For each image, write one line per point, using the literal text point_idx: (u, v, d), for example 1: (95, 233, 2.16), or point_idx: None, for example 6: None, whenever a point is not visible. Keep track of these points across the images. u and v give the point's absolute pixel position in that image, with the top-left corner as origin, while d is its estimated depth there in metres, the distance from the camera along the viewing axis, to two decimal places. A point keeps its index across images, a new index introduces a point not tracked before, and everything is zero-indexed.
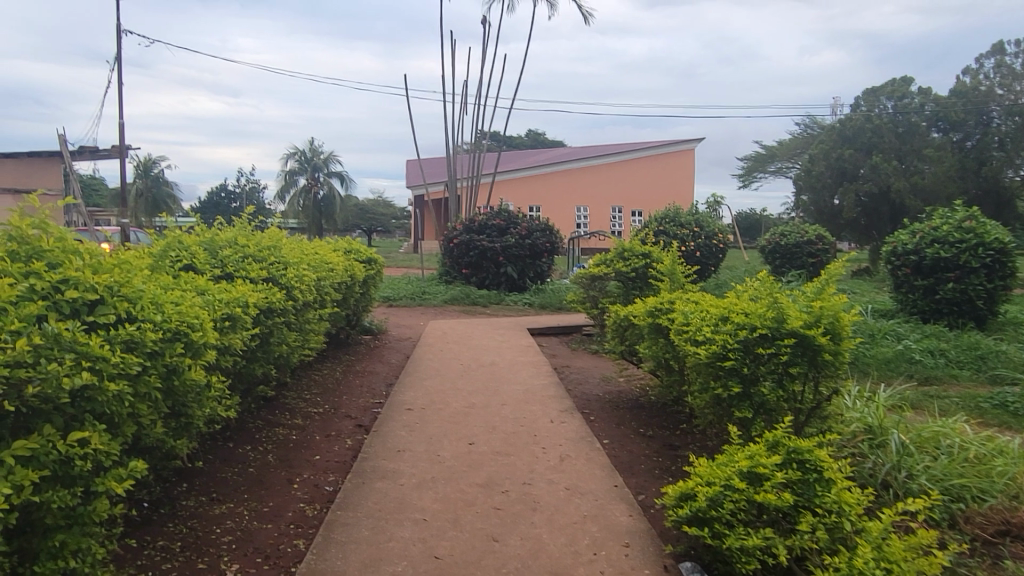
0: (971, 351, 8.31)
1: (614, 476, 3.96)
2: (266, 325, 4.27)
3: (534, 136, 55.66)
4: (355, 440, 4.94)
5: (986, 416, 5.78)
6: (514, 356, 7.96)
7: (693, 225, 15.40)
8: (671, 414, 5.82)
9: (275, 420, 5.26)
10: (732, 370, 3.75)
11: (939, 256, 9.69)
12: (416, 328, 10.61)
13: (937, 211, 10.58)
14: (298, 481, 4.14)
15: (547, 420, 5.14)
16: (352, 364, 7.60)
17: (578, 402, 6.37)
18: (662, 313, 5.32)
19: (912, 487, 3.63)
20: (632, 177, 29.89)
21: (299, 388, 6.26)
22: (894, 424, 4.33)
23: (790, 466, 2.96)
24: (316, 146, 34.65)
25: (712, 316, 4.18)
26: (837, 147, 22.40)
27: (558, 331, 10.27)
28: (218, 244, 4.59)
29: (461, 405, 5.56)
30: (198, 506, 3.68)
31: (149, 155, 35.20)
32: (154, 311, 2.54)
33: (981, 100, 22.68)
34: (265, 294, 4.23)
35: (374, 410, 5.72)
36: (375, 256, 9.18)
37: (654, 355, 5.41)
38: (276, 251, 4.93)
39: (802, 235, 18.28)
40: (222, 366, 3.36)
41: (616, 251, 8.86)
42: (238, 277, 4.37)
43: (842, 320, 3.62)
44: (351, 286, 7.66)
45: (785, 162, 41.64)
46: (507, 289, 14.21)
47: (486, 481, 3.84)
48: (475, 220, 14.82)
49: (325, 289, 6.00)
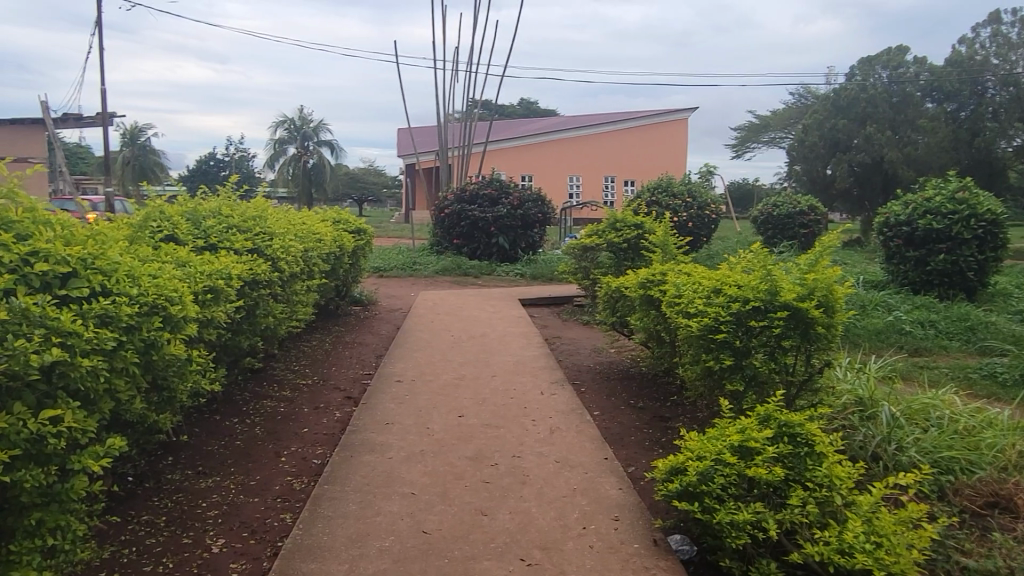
0: (961, 322, 8.32)
1: (604, 449, 3.93)
2: (251, 297, 4.19)
3: (526, 104, 55.08)
4: (343, 412, 4.90)
5: (975, 387, 5.79)
6: (505, 327, 7.91)
7: (685, 196, 15.31)
8: (662, 386, 5.81)
9: (263, 393, 5.20)
10: (723, 343, 3.71)
11: (931, 227, 9.66)
12: (407, 299, 10.53)
13: (931, 182, 10.53)
14: (286, 454, 4.09)
15: (538, 392, 5.11)
16: (341, 335, 7.54)
17: (569, 373, 6.35)
18: (654, 286, 5.27)
19: (902, 460, 3.62)
20: (625, 147, 29.67)
21: (287, 359, 6.20)
22: (885, 397, 4.32)
23: (781, 440, 2.93)
24: (305, 114, 34.18)
25: (705, 288, 4.13)
26: (831, 117, 22.28)
27: (549, 302, 10.23)
28: (201, 214, 4.48)
29: (451, 377, 5.52)
30: (183, 480, 3.64)
31: (135, 123, 34.69)
32: (130, 284, 2.46)
33: (975, 71, 22.59)
34: (249, 266, 4.15)
35: (364, 382, 5.68)
36: (364, 226, 9.07)
37: (645, 327, 5.37)
38: (261, 221, 4.83)
39: (794, 205, 18.22)
40: (205, 340, 3.29)
41: (608, 222, 8.79)
42: (222, 248, 4.28)
43: (835, 293, 3.58)
44: (339, 257, 7.57)
45: (779, 132, 41.42)
46: (499, 259, 14.12)
47: (475, 454, 3.81)
48: (466, 190, 14.67)
49: (312, 260, 5.92)
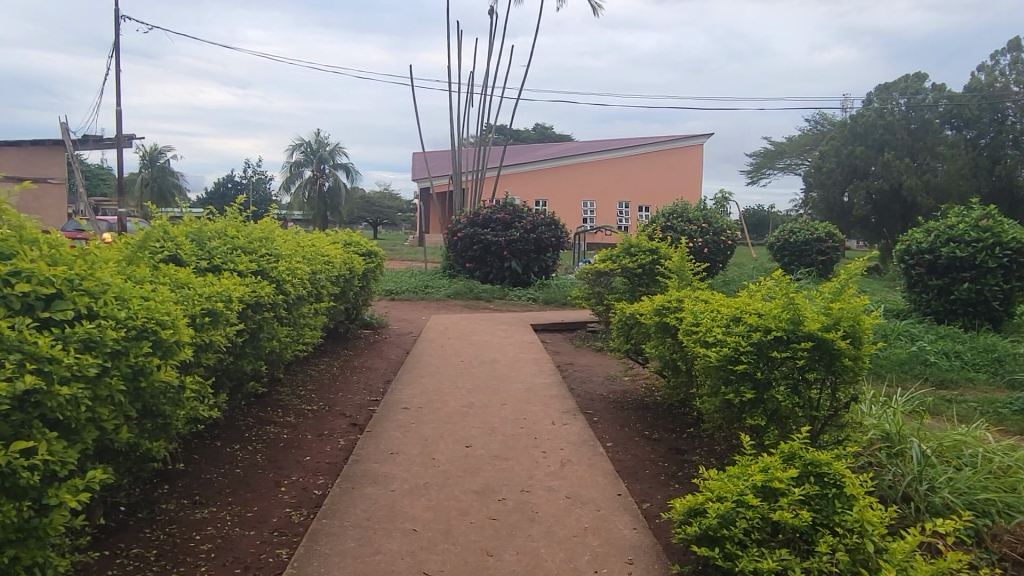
0: (987, 353, 8.08)
1: (617, 484, 3.75)
2: (253, 320, 4.08)
3: (541, 130, 55.35)
4: (347, 440, 4.75)
5: (1006, 422, 5.54)
6: (517, 353, 7.76)
7: (701, 221, 15.17)
8: (678, 416, 5.63)
9: (266, 418, 5.07)
10: (743, 374, 3.54)
11: (954, 255, 9.43)
12: (418, 323, 10.42)
13: (953, 210, 10.31)
14: (286, 484, 3.94)
15: (549, 422, 4.94)
16: (349, 359, 7.41)
17: (581, 402, 6.18)
18: (670, 313, 5.11)
19: (935, 502, 3.42)
20: (639, 172, 29.61)
21: (293, 384, 6.07)
22: (913, 432, 4.13)
23: (807, 480, 2.75)
24: (322, 137, 34.46)
25: (724, 316, 3.96)
26: (848, 144, 22.21)
27: (561, 328, 10.07)
28: (206, 235, 4.39)
29: (459, 405, 5.36)
30: (178, 510, 3.50)
31: (155, 146, 35.17)
32: (119, 306, 2.36)
33: (996, 97, 22.14)
34: (252, 287, 4.04)
35: (370, 408, 5.53)
36: (375, 248, 8.98)
37: (660, 355, 5.21)
38: (268, 243, 4.74)
39: (811, 232, 18.01)
40: (202, 365, 3.18)
41: (623, 246, 8.65)
42: (226, 269, 4.18)
43: (862, 324, 3.41)
44: (349, 280, 7.47)
45: (795, 159, 41.32)
46: (511, 284, 13.99)
47: (481, 488, 3.63)
48: (479, 213, 14.60)
49: (320, 282, 5.81)
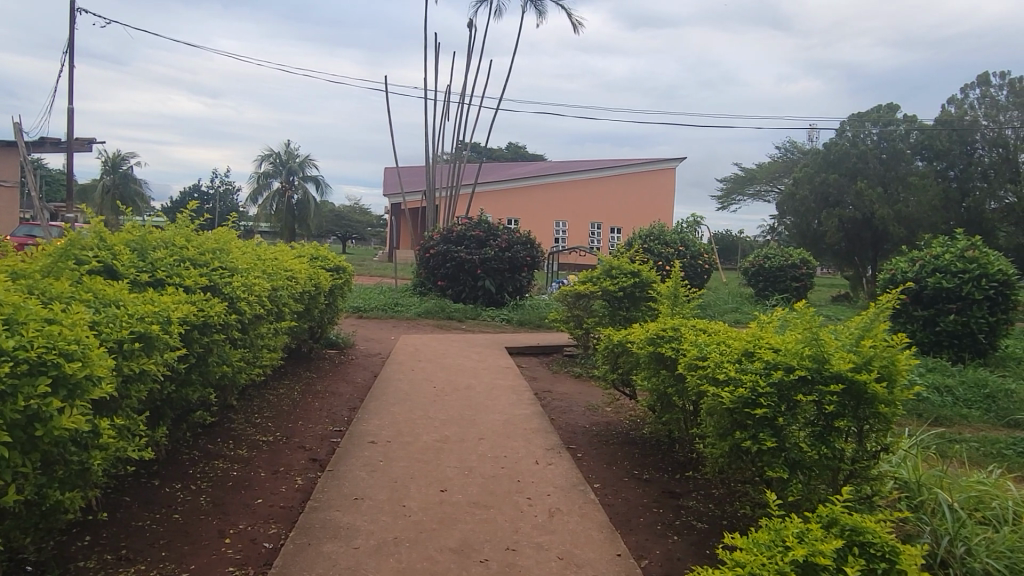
0: (979, 389, 7.81)
1: (615, 543, 3.29)
2: (200, 344, 3.56)
3: (513, 149, 55.24)
4: (306, 479, 4.23)
5: (1015, 467, 5.22)
6: (493, 379, 7.28)
7: (679, 244, 14.92)
8: (669, 454, 5.20)
9: (215, 452, 4.52)
10: (761, 419, 3.11)
11: (941, 286, 9.18)
12: (386, 343, 9.87)
13: (937, 239, 10.14)
14: (231, 534, 3.39)
15: (532, 461, 4.45)
16: (312, 382, 6.84)
17: (563, 435, 5.71)
18: (666, 343, 4.69)
19: (975, 569, 3.04)
20: (613, 193, 29.45)
21: (247, 411, 5.52)
22: (938, 483, 3.77)
23: (850, 554, 2.33)
24: (292, 148, 33.73)
25: (734, 350, 3.55)
26: (821, 172, 22.43)
27: (537, 351, 9.62)
28: (150, 245, 3.88)
29: (433, 439, 4.86)
30: (98, 569, 2.95)
31: (119, 151, 34.09)
32: (6, 335, 1.94)
33: (965, 131, 22.29)
34: (198, 305, 3.51)
35: (333, 441, 5.01)
36: (344, 264, 8.45)
37: (653, 388, 4.79)
38: (223, 256, 4.21)
39: (786, 258, 17.89)
40: (130, 399, 2.67)
41: (603, 268, 8.24)
42: (170, 284, 3.65)
43: (898, 362, 3.02)
44: (314, 296, 6.93)
45: (765, 186, 41.69)
46: (485, 303, 13.49)
47: (459, 546, 3.14)
48: (453, 230, 14.14)
49: (281, 299, 5.27)
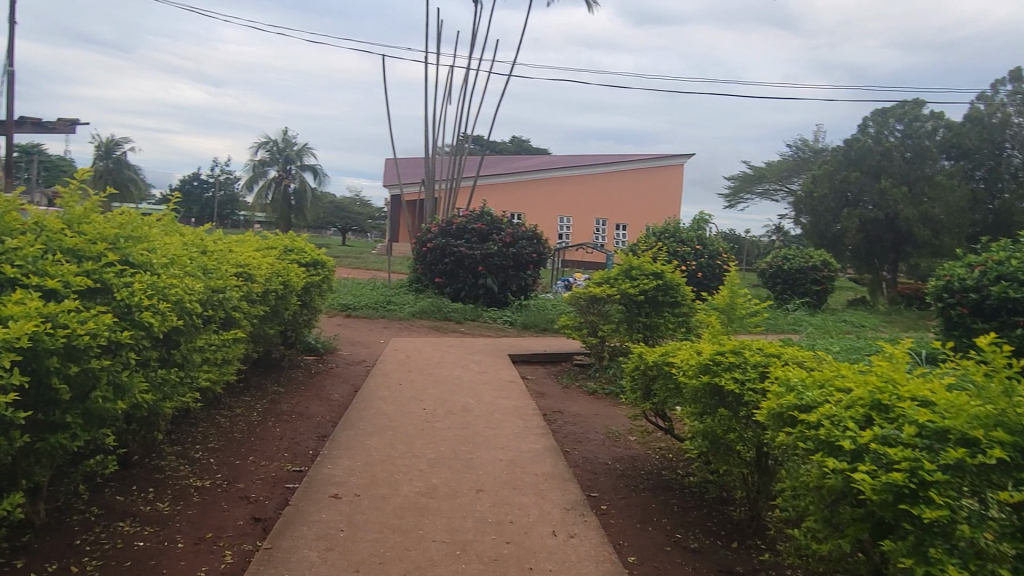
0: None
1: None
2: (65, 379, 2.43)
3: (517, 142, 53.80)
4: (237, 556, 3.06)
5: None
6: (496, 398, 6.14)
7: (695, 243, 13.75)
8: (720, 508, 4.06)
9: (123, 508, 3.38)
10: (929, 525, 1.96)
11: (1007, 296, 7.99)
12: (373, 347, 8.74)
13: (1000, 244, 8.89)
14: None
15: (547, 533, 3.30)
16: (277, 400, 5.68)
17: (581, 476, 4.54)
18: (728, 373, 3.54)
19: None
20: (620, 189, 28.28)
21: (184, 444, 4.36)
22: None
23: None
24: (290, 136, 32.44)
25: (855, 397, 2.42)
26: (842, 169, 21.24)
27: (545, 360, 8.47)
28: (10, 228, 2.76)
29: (415, 492, 3.70)
30: None
31: (112, 136, 32.73)
32: None
33: (996, 129, 20.75)
34: (56, 321, 2.39)
35: (288, 488, 3.86)
36: (323, 257, 7.26)
37: (705, 429, 3.64)
38: (129, 246, 3.09)
39: (806, 260, 16.75)
40: None
41: (621, 268, 7.09)
42: (25, 286, 2.53)
43: None
44: (281, 296, 5.75)
45: (774, 185, 40.44)
46: (486, 303, 12.30)
47: None
48: (453, 222, 13.01)
49: (227, 303, 4.12)
